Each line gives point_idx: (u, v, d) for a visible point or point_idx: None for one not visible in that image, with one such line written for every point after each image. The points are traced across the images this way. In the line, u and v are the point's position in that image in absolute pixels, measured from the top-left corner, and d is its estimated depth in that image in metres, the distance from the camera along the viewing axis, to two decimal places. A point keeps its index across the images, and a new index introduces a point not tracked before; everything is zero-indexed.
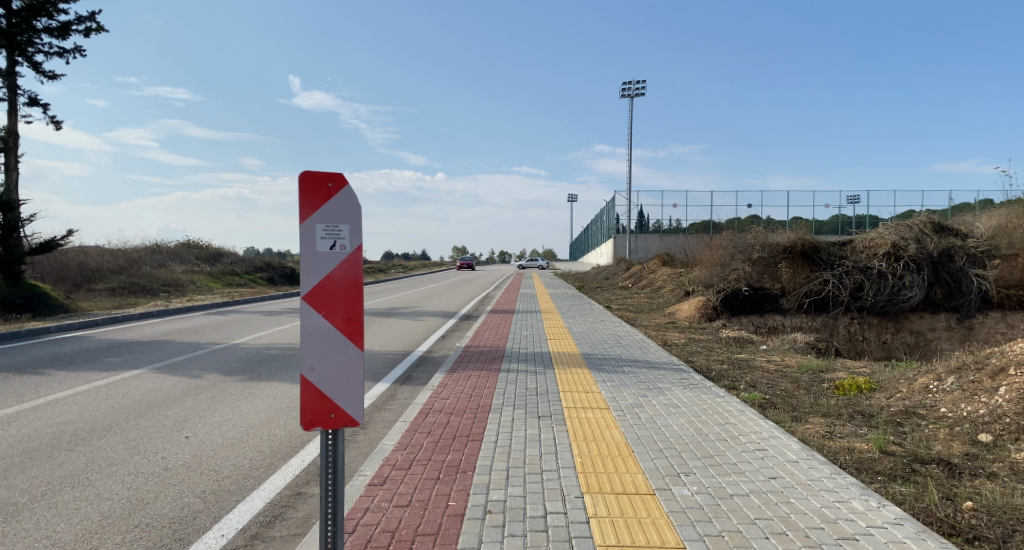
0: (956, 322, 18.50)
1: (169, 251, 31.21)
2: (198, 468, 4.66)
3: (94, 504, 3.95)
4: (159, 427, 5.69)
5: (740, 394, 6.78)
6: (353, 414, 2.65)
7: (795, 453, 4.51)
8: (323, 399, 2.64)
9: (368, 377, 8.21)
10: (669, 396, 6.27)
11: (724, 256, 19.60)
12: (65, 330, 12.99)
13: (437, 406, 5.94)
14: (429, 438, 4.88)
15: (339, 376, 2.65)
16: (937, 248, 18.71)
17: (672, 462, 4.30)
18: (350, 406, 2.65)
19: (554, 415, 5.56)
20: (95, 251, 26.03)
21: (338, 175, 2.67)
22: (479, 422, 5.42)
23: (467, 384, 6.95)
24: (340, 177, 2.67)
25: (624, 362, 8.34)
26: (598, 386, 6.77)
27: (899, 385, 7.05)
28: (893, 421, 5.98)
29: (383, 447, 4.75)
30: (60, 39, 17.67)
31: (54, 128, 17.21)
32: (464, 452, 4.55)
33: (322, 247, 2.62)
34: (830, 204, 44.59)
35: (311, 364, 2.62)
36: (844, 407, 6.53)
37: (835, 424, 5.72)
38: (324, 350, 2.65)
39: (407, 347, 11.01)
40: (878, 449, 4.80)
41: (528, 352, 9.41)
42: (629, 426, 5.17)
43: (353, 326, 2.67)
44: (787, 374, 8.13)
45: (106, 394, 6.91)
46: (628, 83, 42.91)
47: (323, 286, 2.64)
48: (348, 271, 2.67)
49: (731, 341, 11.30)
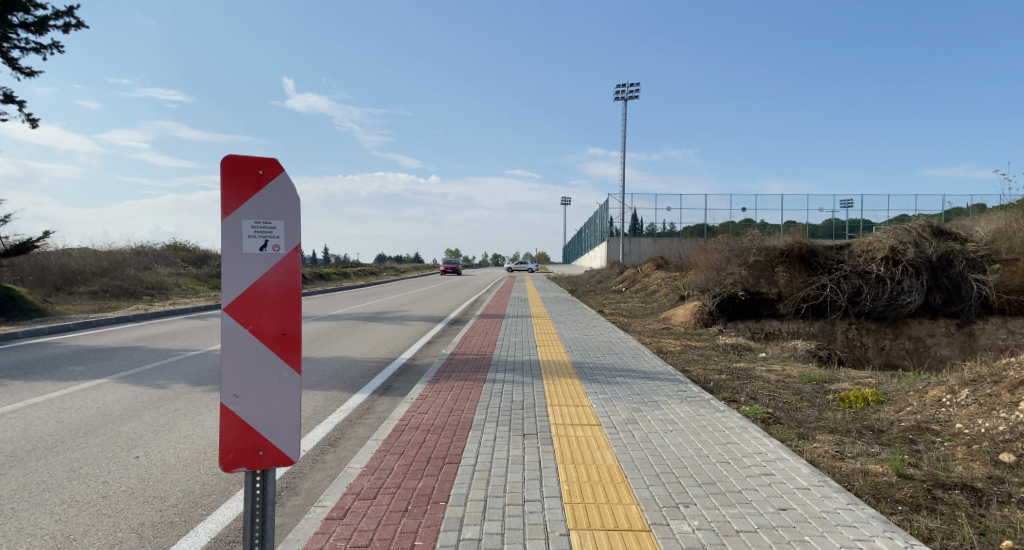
0: (956, 328, 18.21)
1: (155, 253, 30.63)
2: (141, 495, 4.17)
3: (10, 542, 3.46)
4: (108, 445, 5.21)
5: (740, 408, 6.34)
6: (285, 451, 2.24)
7: (805, 479, 4.07)
8: (249, 434, 2.23)
9: (346, 388, 7.73)
10: (666, 410, 5.83)
11: (720, 260, 19.00)
12: (35, 335, 12.48)
13: (414, 423, 5.48)
14: (401, 461, 4.42)
15: (272, 404, 2.25)
16: (936, 252, 18.40)
17: (670, 491, 3.85)
18: (284, 441, 2.25)
19: (540, 434, 5.09)
20: (77, 253, 25.43)
21: (271, 161, 2.24)
22: (458, 441, 4.94)
23: (449, 397, 6.48)
24: (273, 163, 2.24)
25: (617, 372, 7.90)
26: (589, 399, 6.31)
27: (909, 397, 6.62)
28: (905, 438, 5.57)
29: (350, 472, 4.28)
30: (37, 35, 17.09)
31: (30, 126, 16.63)
32: (438, 478, 4.09)
33: (250, 247, 2.19)
34: (824, 208, 44.50)
35: (236, 390, 2.21)
36: (852, 422, 6.11)
37: (845, 442, 5.29)
38: (253, 372, 2.24)
39: (391, 354, 10.54)
40: (894, 473, 4.37)
41: (516, 360, 8.95)
42: (621, 446, 4.72)
43: (288, 343, 2.26)
44: (789, 385, 7.71)
45: (58, 408, 6.40)
46: (622, 86, 42.73)
47: (250, 293, 2.22)
48: (281, 276, 2.24)
49: (729, 348, 10.89)
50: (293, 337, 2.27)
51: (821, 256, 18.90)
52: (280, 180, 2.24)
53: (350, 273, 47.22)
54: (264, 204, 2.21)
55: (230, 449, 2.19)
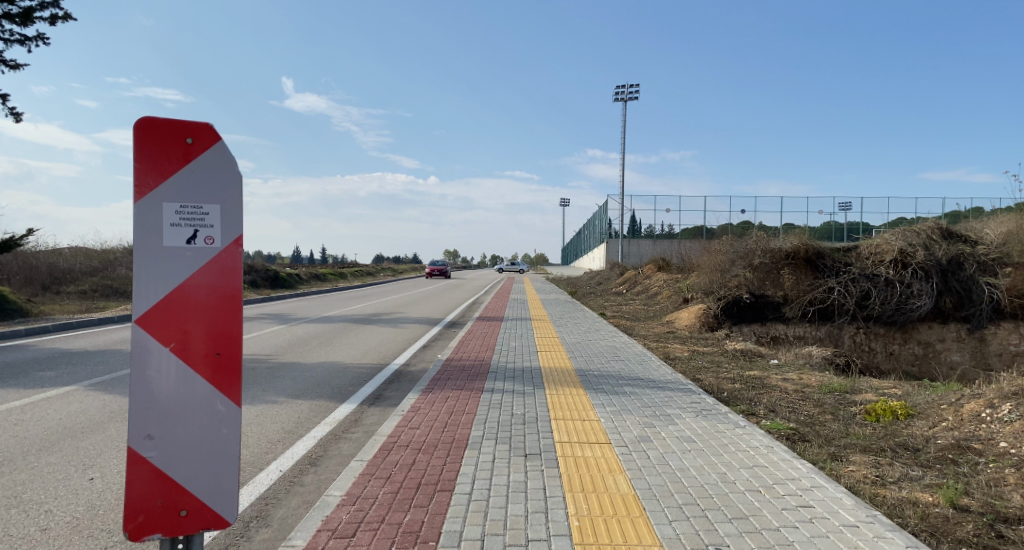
0: (967, 333, 17.71)
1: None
2: (86, 527, 3.62)
3: None
4: (62, 464, 4.66)
5: (761, 423, 5.82)
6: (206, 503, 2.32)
7: (852, 513, 3.53)
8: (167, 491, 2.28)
9: (333, 398, 7.20)
10: (681, 426, 5.31)
11: (725, 261, 18.73)
12: (12, 338, 11.86)
13: (403, 440, 4.94)
14: (386, 488, 3.89)
15: (204, 448, 2.31)
16: (946, 255, 17.92)
17: (698, 529, 3.32)
18: (210, 495, 2.32)
19: (544, 455, 4.56)
20: (66, 251, 24.82)
21: (202, 134, 2.23)
22: (452, 462, 4.40)
23: (444, 409, 5.96)
24: (204, 136, 2.23)
25: (625, 381, 7.38)
26: (597, 412, 5.78)
27: (943, 413, 6.12)
28: (945, 458, 5.06)
29: (326, 501, 3.74)
30: (22, 26, 16.51)
31: (13, 119, 16.03)
32: (428, 510, 3.56)
33: (176, 238, 2.21)
34: (824, 211, 44.09)
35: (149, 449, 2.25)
36: (884, 439, 5.60)
37: (882, 463, 4.77)
38: (182, 404, 2.29)
39: (384, 359, 9.99)
40: (948, 504, 3.84)
41: (515, 367, 8.41)
42: (635, 471, 4.19)
43: (221, 364, 2.31)
44: (808, 396, 7.19)
45: (15, 419, 5.85)
46: (623, 87, 42.38)
47: (176, 300, 2.25)
48: (214, 278, 2.27)
49: (738, 354, 10.38)
50: (227, 357, 2.31)
51: (828, 258, 18.42)
52: (210, 155, 2.25)
53: (347, 273, 46.62)
54: (192, 186, 2.22)
55: (141, 510, 2.24)
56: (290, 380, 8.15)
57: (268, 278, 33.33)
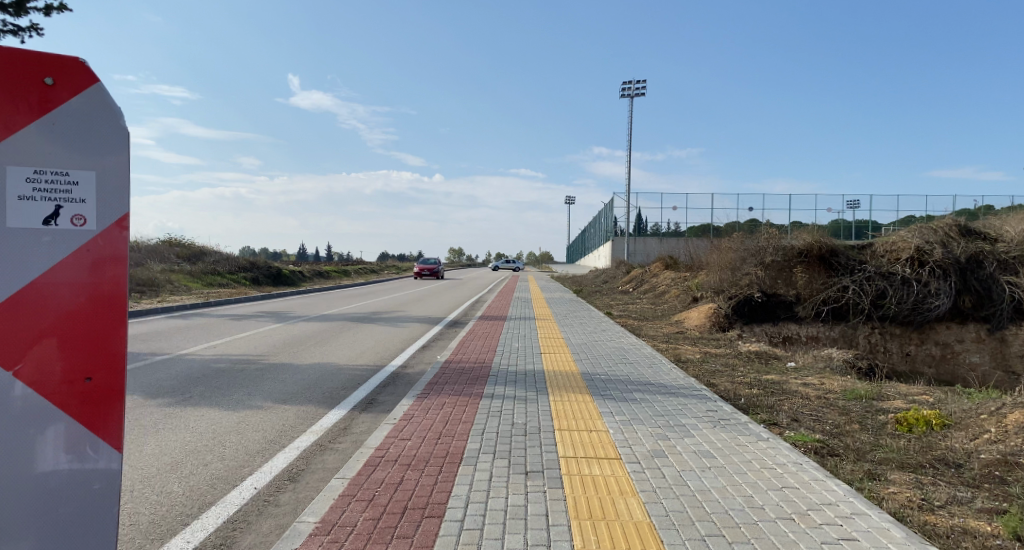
0: (987, 333, 17.13)
1: (148, 249, 29.60)
2: None
3: None
4: None
5: (785, 434, 5.33)
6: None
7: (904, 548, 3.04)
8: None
9: (323, 403, 6.74)
10: (698, 439, 4.83)
11: (735, 259, 18.26)
12: None
13: (391, 454, 4.48)
14: (367, 514, 3.43)
15: (67, 509, 2.08)
16: (965, 253, 17.36)
17: None
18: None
19: (547, 473, 4.08)
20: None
21: (67, 79, 2.01)
22: (444, 482, 3.93)
23: (439, 417, 5.50)
24: (69, 81, 2.01)
25: (634, 386, 6.90)
26: (605, 423, 5.29)
27: (983, 423, 5.62)
28: (992, 475, 4.56)
29: (298, 530, 3.27)
30: (14, 16, 16.07)
31: None
32: (412, 542, 3.09)
33: (34, 215, 1.97)
34: (833, 208, 43.39)
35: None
36: (921, 452, 5.10)
37: (926, 482, 4.27)
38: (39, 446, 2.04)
39: (381, 360, 9.53)
40: (1011, 536, 3.35)
41: (518, 370, 7.94)
42: (650, 493, 3.72)
43: (93, 391, 2.10)
44: (832, 402, 6.69)
45: None
46: (629, 83, 41.88)
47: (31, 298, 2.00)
48: (84, 276, 2.05)
49: (753, 356, 9.87)
50: (102, 382, 2.11)
51: (842, 256, 17.92)
52: (73, 104, 2.03)
53: (349, 270, 46.08)
54: (53, 146, 1.99)
55: None
56: (279, 383, 7.69)
57: (270, 275, 32.88)
